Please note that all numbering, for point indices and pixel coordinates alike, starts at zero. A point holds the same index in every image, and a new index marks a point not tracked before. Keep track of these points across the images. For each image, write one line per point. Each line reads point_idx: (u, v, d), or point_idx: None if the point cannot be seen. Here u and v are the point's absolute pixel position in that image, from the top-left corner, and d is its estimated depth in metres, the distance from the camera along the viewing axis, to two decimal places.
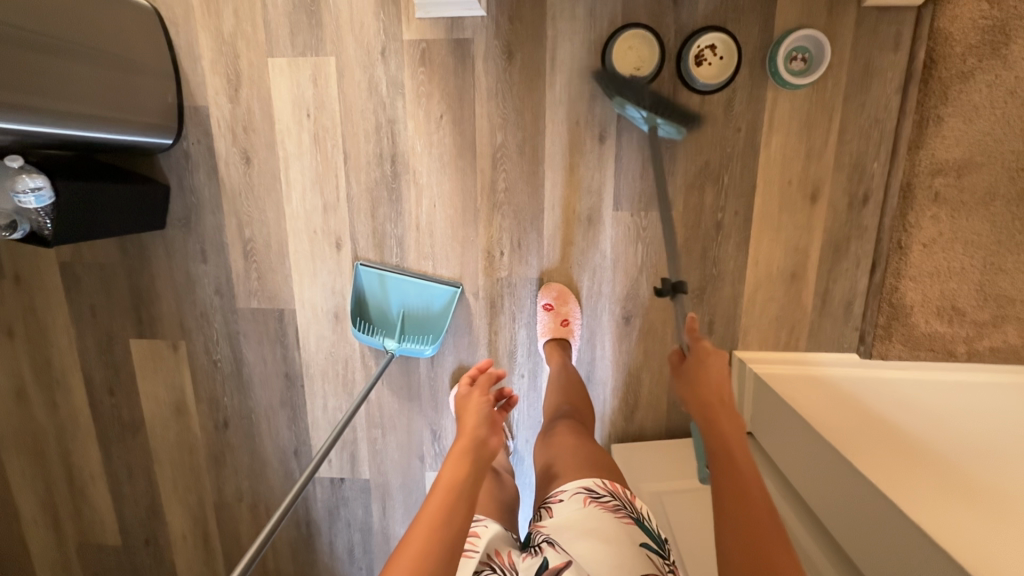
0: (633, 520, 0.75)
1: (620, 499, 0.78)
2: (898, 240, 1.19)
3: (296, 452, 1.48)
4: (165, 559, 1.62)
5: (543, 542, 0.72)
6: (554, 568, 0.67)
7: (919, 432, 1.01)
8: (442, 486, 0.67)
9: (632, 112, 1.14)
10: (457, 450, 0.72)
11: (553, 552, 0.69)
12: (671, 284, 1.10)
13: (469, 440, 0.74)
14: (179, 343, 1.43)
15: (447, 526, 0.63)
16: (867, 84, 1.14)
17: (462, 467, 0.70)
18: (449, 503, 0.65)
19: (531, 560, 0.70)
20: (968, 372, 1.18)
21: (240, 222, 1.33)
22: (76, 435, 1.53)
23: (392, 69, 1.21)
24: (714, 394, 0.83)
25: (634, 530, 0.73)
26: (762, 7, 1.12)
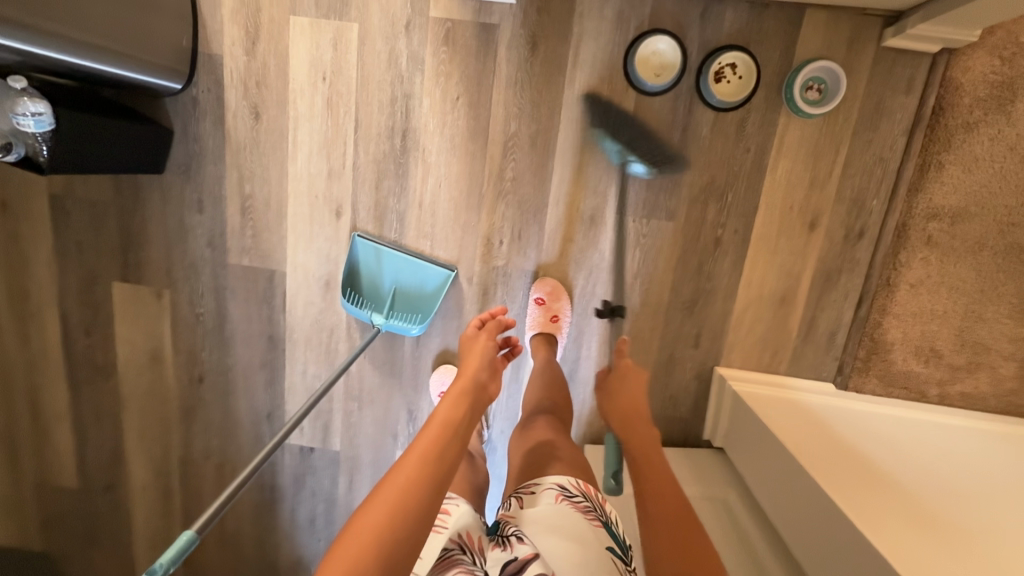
0: (602, 523, 0.75)
1: (591, 500, 0.79)
2: (887, 278, 1.22)
3: (269, 415, 1.47)
4: (122, 507, 1.60)
5: (512, 535, 0.71)
6: (521, 560, 0.66)
7: (889, 465, 1.04)
8: (438, 421, 0.73)
9: (608, 147, 1.22)
10: (456, 392, 0.79)
11: (521, 546, 0.68)
12: (611, 308, 1.28)
13: (469, 382, 0.81)
14: (164, 292, 1.41)
15: (439, 458, 0.68)
16: (877, 122, 1.16)
17: (457, 407, 0.76)
18: (442, 439, 0.70)
19: (501, 552, 0.69)
20: (935, 413, 1.22)
21: (242, 177, 1.31)
22: (45, 373, 1.50)
23: (414, 44, 1.20)
24: (631, 404, 0.99)
25: (602, 533, 0.73)
26: (786, 32, 1.14)
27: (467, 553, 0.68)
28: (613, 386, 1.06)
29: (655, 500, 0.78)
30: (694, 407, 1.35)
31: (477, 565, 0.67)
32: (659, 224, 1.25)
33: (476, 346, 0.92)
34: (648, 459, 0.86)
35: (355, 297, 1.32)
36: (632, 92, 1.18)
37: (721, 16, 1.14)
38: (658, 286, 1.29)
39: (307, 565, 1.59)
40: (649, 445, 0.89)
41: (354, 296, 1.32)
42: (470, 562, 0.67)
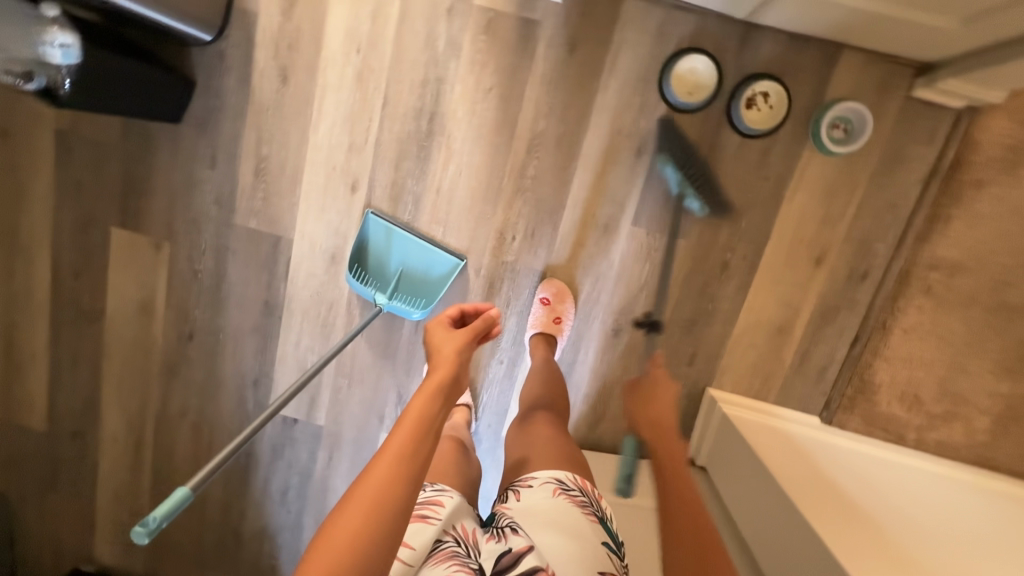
0: (597, 519, 0.77)
1: (587, 496, 0.80)
2: (883, 320, 1.25)
3: (255, 382, 1.45)
4: (89, 457, 1.56)
5: (507, 526, 0.72)
6: (517, 551, 0.68)
7: (867, 503, 1.07)
8: (410, 417, 0.67)
9: (670, 173, 1.23)
10: (428, 386, 0.70)
11: (517, 538, 0.70)
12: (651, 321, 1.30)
13: (443, 375, 0.72)
14: (163, 244, 1.38)
15: (410, 464, 0.63)
16: (894, 169, 1.19)
17: (429, 404, 0.69)
18: (415, 442, 0.65)
19: (495, 543, 0.71)
20: (911, 455, 1.26)
21: (260, 138, 1.29)
22: (27, 311, 1.45)
23: (454, 29, 1.19)
24: (663, 419, 0.92)
25: (598, 529, 0.75)
26: (819, 69, 1.16)
27: (460, 545, 0.70)
28: (647, 396, 0.99)
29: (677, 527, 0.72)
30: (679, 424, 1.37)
31: (471, 558, 0.69)
32: (671, 240, 1.27)
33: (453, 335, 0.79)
34: (673, 482, 0.79)
35: (360, 273, 1.31)
36: (663, 107, 1.20)
37: (760, 45, 1.15)
38: (662, 301, 1.30)
39: (272, 536, 1.57)
40: (675, 463, 0.82)
41: (359, 272, 1.31)
42: (464, 554, 0.68)
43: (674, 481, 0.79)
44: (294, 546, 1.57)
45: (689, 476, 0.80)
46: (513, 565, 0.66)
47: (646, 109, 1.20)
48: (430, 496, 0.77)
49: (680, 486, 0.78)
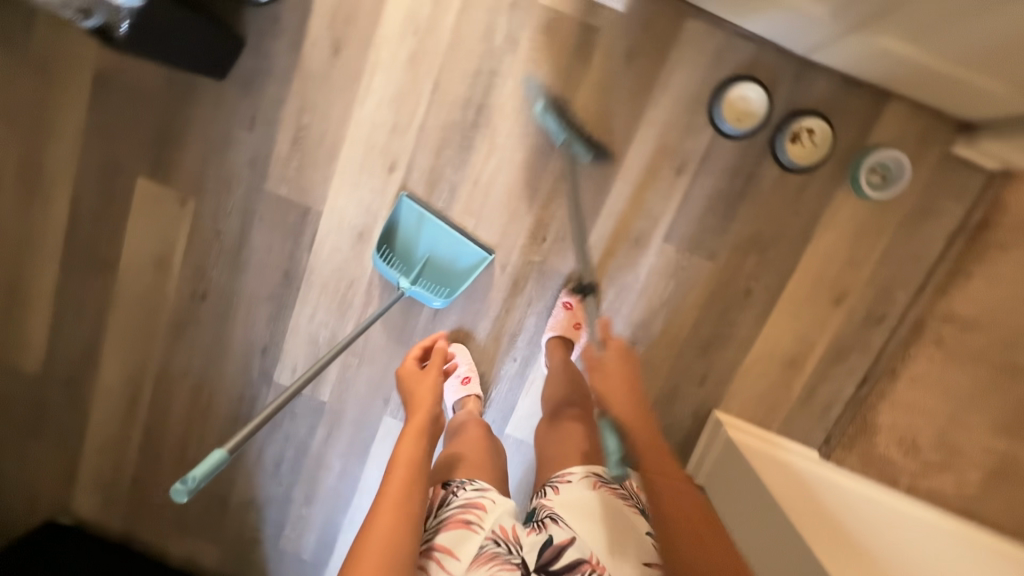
0: (637, 510, 0.90)
1: (625, 488, 0.93)
2: (892, 366, 1.29)
3: (263, 350, 1.43)
4: (80, 407, 1.52)
5: (547, 518, 0.85)
6: (558, 544, 0.81)
7: (883, 558, 1.07)
8: (401, 463, 0.83)
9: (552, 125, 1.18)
10: (416, 425, 0.93)
11: (557, 531, 0.83)
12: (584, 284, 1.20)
13: (422, 417, 0.97)
14: (188, 200, 1.35)
15: (414, 485, 0.81)
16: (923, 220, 1.22)
17: (418, 441, 0.89)
18: (414, 468, 0.83)
19: (535, 535, 0.83)
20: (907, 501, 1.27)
21: (303, 106, 1.27)
22: (35, 249, 1.41)
23: (514, 24, 1.19)
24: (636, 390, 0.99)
25: (639, 518, 0.88)
26: (866, 114, 1.18)
27: (502, 545, 0.79)
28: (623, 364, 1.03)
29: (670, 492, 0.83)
30: (681, 442, 1.39)
31: (513, 554, 0.79)
32: (699, 261, 1.28)
33: (422, 389, 1.08)
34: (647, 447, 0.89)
35: (387, 255, 1.29)
36: (710, 130, 1.21)
37: (813, 82, 1.17)
38: (682, 320, 1.31)
39: (259, 507, 1.55)
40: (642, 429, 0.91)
41: (386, 253, 1.29)
42: (506, 552, 0.78)
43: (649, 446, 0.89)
44: (280, 519, 1.56)
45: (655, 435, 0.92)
46: (555, 558, 0.80)
47: (693, 130, 1.21)
48: (472, 498, 0.86)
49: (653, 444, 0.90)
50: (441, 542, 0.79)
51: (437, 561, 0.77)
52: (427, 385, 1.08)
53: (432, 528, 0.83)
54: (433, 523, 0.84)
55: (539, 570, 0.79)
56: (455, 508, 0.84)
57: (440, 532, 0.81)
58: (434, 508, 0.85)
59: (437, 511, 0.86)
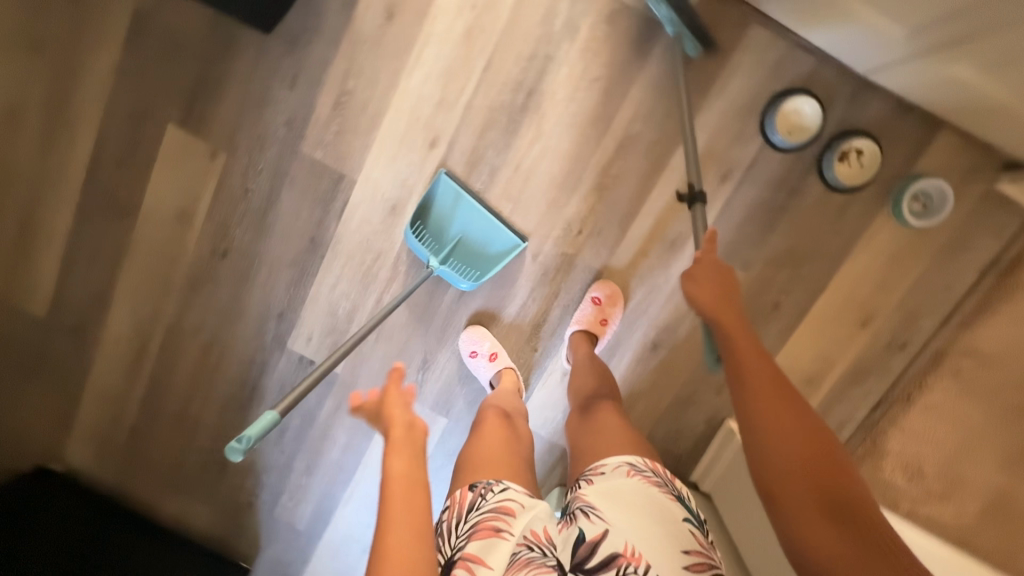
0: (675, 497, 0.88)
1: (660, 476, 0.91)
2: (908, 393, 1.30)
3: (280, 315, 1.41)
4: (83, 355, 1.48)
5: (578, 512, 0.84)
6: (591, 538, 0.79)
7: None
8: (398, 486, 0.78)
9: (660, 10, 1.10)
10: (401, 442, 0.84)
11: (589, 525, 0.81)
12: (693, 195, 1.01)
13: (399, 434, 0.86)
14: (219, 154, 1.32)
15: (415, 505, 0.77)
16: (956, 253, 1.23)
17: (405, 459, 0.82)
18: (411, 485, 0.79)
19: (569, 529, 0.83)
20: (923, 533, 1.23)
21: (349, 70, 1.24)
22: (54, 188, 1.36)
23: (576, 11, 1.17)
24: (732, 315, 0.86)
25: (677, 505, 0.86)
26: (916, 141, 1.18)
27: (536, 549, 0.77)
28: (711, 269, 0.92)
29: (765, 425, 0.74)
30: (690, 448, 1.40)
31: (547, 556, 0.77)
32: (731, 271, 1.28)
33: (390, 406, 0.90)
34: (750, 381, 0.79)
35: (420, 231, 1.27)
36: (759, 140, 1.20)
37: (868, 103, 1.17)
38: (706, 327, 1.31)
39: (258, 473, 1.54)
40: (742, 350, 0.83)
41: (419, 230, 1.27)
42: (539, 556, 0.76)
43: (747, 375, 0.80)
44: (278, 487, 1.54)
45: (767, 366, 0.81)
46: (589, 556, 0.78)
47: (743, 138, 1.20)
48: (498, 502, 0.84)
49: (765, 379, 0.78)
50: (471, 551, 0.76)
51: (468, 569, 0.74)
52: (393, 396, 0.91)
53: (462, 536, 0.81)
54: (463, 530, 0.83)
55: (574, 569, 0.78)
56: (483, 513, 0.83)
57: (470, 541, 0.79)
58: (462, 515, 0.84)
59: (464, 516, 0.85)
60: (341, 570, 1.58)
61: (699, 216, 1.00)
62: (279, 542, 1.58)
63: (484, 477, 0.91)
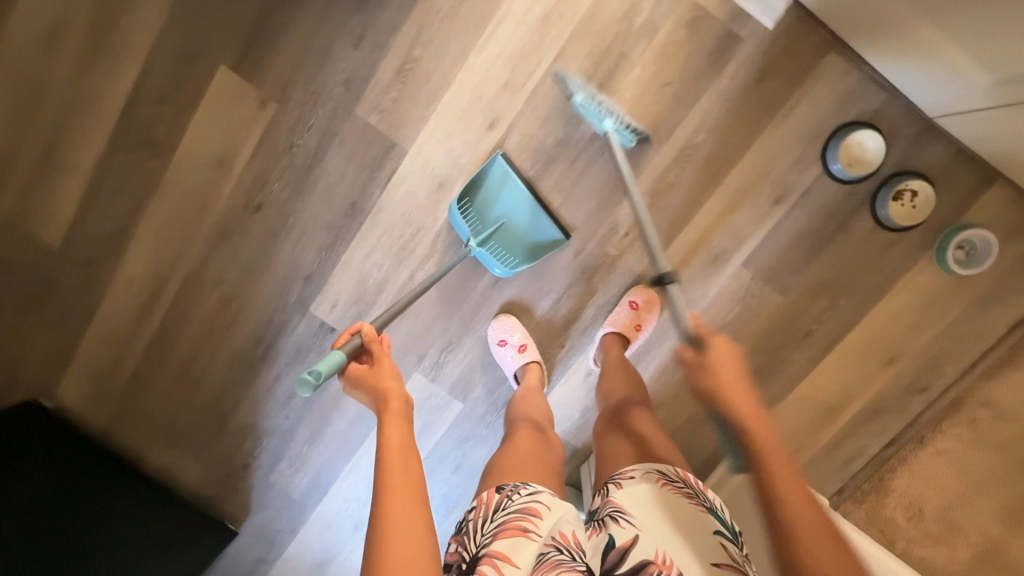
0: (706, 509, 0.83)
1: (692, 487, 0.86)
2: (921, 435, 1.32)
3: (307, 277, 1.37)
4: (92, 292, 1.42)
5: (608, 518, 0.82)
6: (620, 545, 0.77)
7: None
8: (391, 451, 0.77)
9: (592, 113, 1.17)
10: (397, 411, 0.83)
11: (619, 531, 0.79)
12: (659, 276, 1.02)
13: (395, 404, 0.85)
14: (269, 104, 1.27)
15: (409, 469, 0.75)
16: (988, 306, 1.26)
17: (403, 427, 0.82)
18: (408, 452, 0.78)
19: (597, 536, 0.81)
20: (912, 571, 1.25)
21: (418, 38, 1.21)
22: (88, 114, 1.30)
23: (658, 13, 1.16)
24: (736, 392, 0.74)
25: (709, 517, 0.81)
26: (969, 190, 1.20)
27: (564, 552, 0.76)
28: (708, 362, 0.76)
29: (812, 553, 0.62)
30: (701, 463, 1.40)
31: (577, 560, 0.76)
32: (769, 293, 1.28)
33: (381, 377, 0.90)
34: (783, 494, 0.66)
35: (465, 207, 1.23)
36: (818, 168, 1.21)
37: (929, 146, 1.18)
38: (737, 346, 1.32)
39: (258, 435, 1.49)
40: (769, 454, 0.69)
41: (464, 206, 1.23)
42: (569, 560, 0.75)
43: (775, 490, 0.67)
44: (277, 452, 1.50)
45: (795, 473, 0.68)
46: (619, 561, 0.77)
47: (802, 164, 1.21)
48: (525, 502, 0.80)
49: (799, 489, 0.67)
50: (498, 549, 0.74)
51: (495, 568, 0.72)
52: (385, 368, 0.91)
53: (486, 533, 0.78)
54: (487, 528, 0.79)
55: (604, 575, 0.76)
56: (509, 513, 0.79)
57: (495, 539, 0.76)
58: (489, 513, 0.79)
59: (490, 515, 0.80)
60: (330, 543, 1.55)
61: (675, 295, 0.99)
62: (269, 508, 1.54)
63: (511, 480, 0.87)
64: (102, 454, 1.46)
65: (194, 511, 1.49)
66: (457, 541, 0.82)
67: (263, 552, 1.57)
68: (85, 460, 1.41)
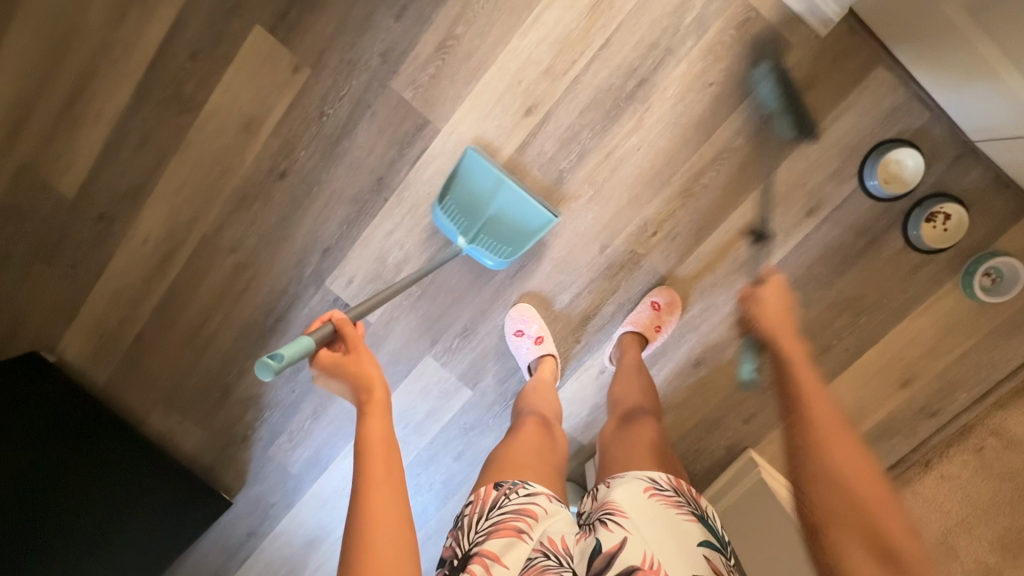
0: (696, 517, 0.80)
1: (683, 495, 0.83)
2: (926, 459, 1.31)
3: (326, 250, 1.34)
4: (105, 248, 1.39)
5: (598, 521, 0.77)
6: (607, 551, 0.73)
7: None
8: (374, 447, 0.74)
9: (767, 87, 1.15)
10: (378, 406, 0.79)
11: (606, 535, 0.75)
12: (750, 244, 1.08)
13: (377, 397, 0.80)
14: (302, 69, 1.24)
15: (393, 465, 0.73)
16: (1008, 336, 1.25)
17: (385, 423, 0.77)
18: (390, 451, 0.74)
19: (585, 541, 0.76)
20: None
21: (461, 15, 1.18)
22: (115, 63, 1.27)
23: (709, 10, 1.14)
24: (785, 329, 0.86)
25: (696, 528, 0.78)
26: (1002, 219, 1.20)
27: (553, 557, 0.74)
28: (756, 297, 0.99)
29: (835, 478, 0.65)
30: (707, 470, 1.39)
31: (564, 566, 0.74)
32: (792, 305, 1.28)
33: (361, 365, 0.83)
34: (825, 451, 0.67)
35: (447, 206, 1.24)
36: (854, 183, 1.20)
37: (967, 170, 1.18)
38: (754, 355, 1.31)
39: (260, 406, 1.47)
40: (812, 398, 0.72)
41: (447, 205, 1.24)
42: (556, 566, 0.73)
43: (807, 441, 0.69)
44: (278, 424, 1.48)
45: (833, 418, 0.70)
46: (605, 568, 0.72)
47: (838, 178, 1.20)
48: (521, 503, 0.79)
49: (841, 445, 0.67)
50: (490, 548, 0.73)
51: (484, 567, 0.71)
52: (364, 356, 0.84)
53: (480, 531, 0.77)
54: (481, 525, 0.78)
55: None
56: (505, 512, 0.78)
57: (489, 538, 0.75)
58: (484, 511, 0.78)
59: (485, 512, 0.79)
60: (324, 522, 1.53)
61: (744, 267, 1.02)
62: (266, 480, 1.52)
63: (510, 477, 0.84)
64: (90, 410, 1.41)
65: (182, 476, 1.45)
66: (453, 535, 0.81)
67: (255, 525, 1.55)
68: (69, 418, 1.36)
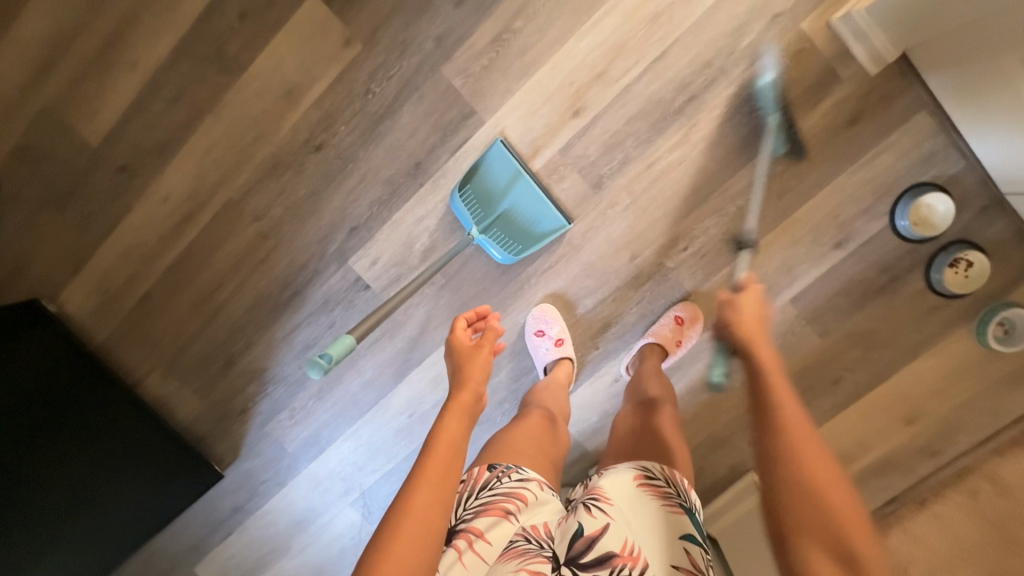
0: (683, 511, 0.78)
1: (674, 487, 0.81)
2: (921, 498, 1.31)
3: (352, 229, 1.32)
4: (121, 201, 1.35)
5: (581, 505, 0.77)
6: (589, 534, 0.72)
7: None
8: (442, 444, 0.72)
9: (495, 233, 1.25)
10: (461, 407, 0.78)
11: (589, 520, 0.74)
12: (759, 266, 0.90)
13: (465, 396, 0.80)
14: (354, 44, 1.22)
15: (450, 470, 0.71)
16: (1012, 386, 1.28)
17: (461, 424, 0.76)
18: (454, 451, 0.73)
19: (567, 523, 0.75)
20: None
21: (522, 10, 1.18)
22: (162, 14, 1.24)
23: (765, 36, 1.16)
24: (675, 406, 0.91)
25: (681, 521, 0.76)
26: (1017, 272, 1.23)
27: (533, 542, 0.72)
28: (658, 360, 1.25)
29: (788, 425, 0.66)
30: (706, 488, 1.40)
31: (544, 548, 0.72)
32: (810, 333, 1.30)
33: (472, 362, 0.85)
34: (800, 464, 0.63)
35: (466, 194, 1.23)
36: (883, 222, 1.23)
37: (992, 222, 1.22)
38: None
39: (264, 380, 1.43)
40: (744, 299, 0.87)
41: (465, 193, 1.23)
42: (536, 548, 0.71)
43: (778, 452, 0.64)
44: (280, 401, 1.44)
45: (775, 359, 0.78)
46: (585, 551, 0.71)
47: (870, 215, 1.23)
48: (513, 487, 0.78)
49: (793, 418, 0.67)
50: (477, 526, 0.73)
51: (467, 542, 0.71)
52: (479, 357, 0.86)
53: (468, 509, 0.76)
54: (470, 503, 0.77)
55: (568, 563, 0.70)
56: (495, 494, 0.77)
57: (477, 516, 0.74)
58: (474, 490, 0.77)
59: (474, 492, 0.78)
60: (313, 504, 1.50)
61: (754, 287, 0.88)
62: (260, 456, 1.48)
63: (503, 460, 0.83)
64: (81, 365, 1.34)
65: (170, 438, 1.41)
66: None
67: (241, 502, 1.51)
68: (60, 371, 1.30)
